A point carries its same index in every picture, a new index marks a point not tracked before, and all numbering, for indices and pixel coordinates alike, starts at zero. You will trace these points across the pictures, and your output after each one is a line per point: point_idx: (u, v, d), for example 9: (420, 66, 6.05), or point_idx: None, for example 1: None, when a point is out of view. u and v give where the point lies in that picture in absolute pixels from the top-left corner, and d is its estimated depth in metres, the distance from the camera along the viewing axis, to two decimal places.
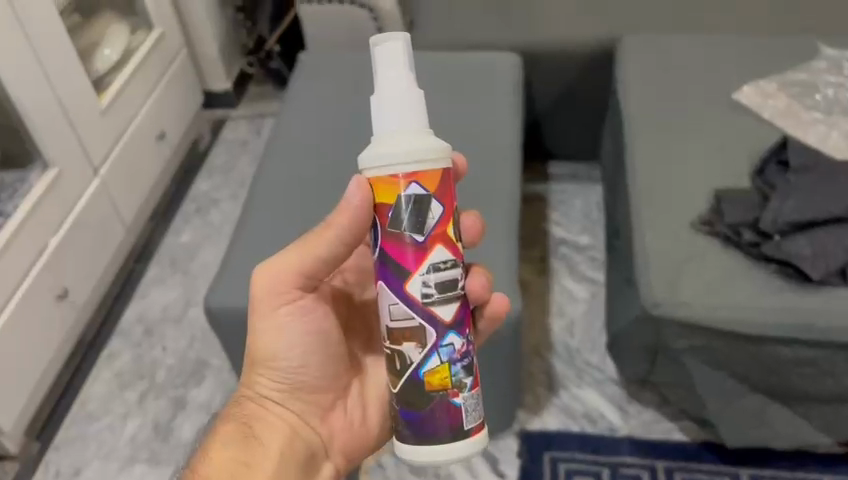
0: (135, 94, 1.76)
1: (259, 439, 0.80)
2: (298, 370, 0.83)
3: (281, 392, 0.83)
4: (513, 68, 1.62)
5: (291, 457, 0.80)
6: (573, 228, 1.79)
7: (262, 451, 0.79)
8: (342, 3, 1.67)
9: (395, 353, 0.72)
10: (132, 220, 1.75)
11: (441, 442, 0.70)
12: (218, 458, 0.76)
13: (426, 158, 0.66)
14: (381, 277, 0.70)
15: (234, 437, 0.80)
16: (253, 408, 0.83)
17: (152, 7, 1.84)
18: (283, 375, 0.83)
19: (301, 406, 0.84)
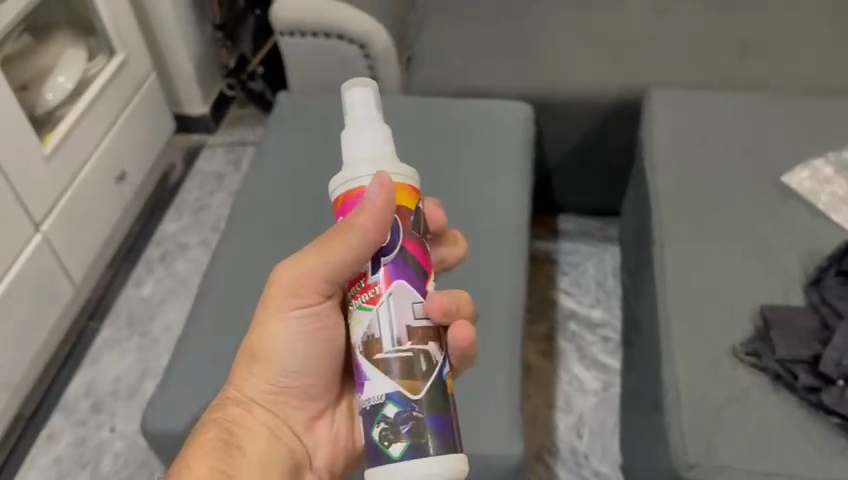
0: (89, 133, 1.54)
1: (242, 448, 0.71)
2: (294, 375, 0.74)
3: (271, 396, 0.74)
4: (521, 124, 1.40)
5: (276, 470, 0.72)
6: (583, 300, 1.58)
7: (246, 462, 0.70)
8: (330, 37, 1.45)
9: (416, 354, 0.60)
10: (84, 274, 1.55)
11: (458, 459, 0.58)
12: (201, 468, 0.67)
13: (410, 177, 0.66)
14: (399, 275, 0.61)
15: (218, 447, 0.70)
16: (239, 412, 0.73)
17: (113, 30, 1.61)
18: (276, 380, 0.73)
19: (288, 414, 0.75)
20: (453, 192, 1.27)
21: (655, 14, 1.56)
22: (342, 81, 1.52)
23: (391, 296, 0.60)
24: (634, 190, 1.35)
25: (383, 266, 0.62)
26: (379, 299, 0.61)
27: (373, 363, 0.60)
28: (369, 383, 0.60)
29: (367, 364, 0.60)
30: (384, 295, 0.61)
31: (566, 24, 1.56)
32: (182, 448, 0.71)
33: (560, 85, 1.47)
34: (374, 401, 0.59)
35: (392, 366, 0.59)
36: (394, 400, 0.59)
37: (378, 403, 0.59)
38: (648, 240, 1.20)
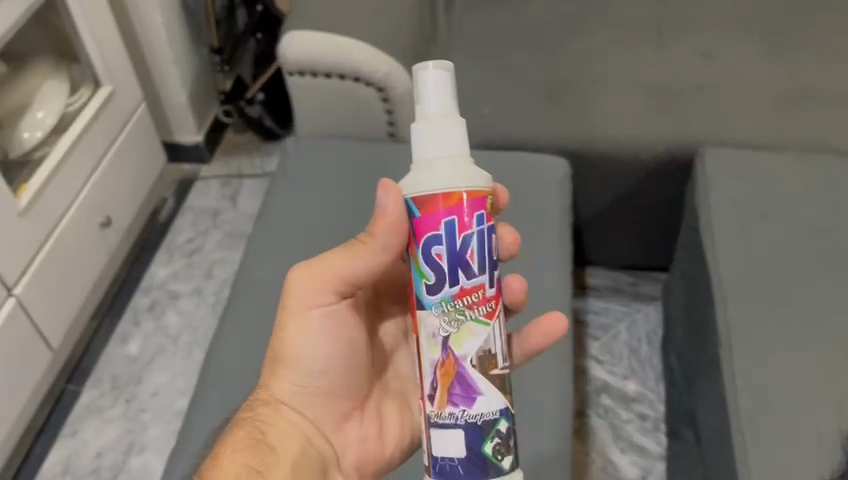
0: (71, 178, 1.37)
1: (273, 447, 0.70)
2: (319, 375, 0.72)
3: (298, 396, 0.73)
4: (561, 183, 1.24)
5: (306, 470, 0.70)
6: (616, 370, 1.44)
7: (274, 460, 0.69)
8: (345, 79, 1.30)
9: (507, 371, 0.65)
10: (65, 334, 1.38)
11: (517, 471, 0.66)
12: (230, 466, 0.67)
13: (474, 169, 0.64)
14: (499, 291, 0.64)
15: (244, 444, 0.69)
16: (266, 412, 0.72)
17: (98, 58, 1.42)
18: (302, 381, 0.73)
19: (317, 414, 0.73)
20: None
21: (703, 58, 1.42)
22: (356, 125, 1.37)
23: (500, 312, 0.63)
24: (685, 263, 1.20)
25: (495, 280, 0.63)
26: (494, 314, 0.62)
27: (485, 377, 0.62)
28: (480, 400, 0.62)
29: (483, 381, 0.62)
30: (496, 312, 0.63)
31: (605, 67, 1.42)
32: (212, 450, 0.70)
33: (601, 137, 1.32)
34: (487, 418, 0.62)
35: (502, 382, 0.63)
36: (504, 417, 0.63)
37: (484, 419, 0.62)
38: (708, 332, 1.05)
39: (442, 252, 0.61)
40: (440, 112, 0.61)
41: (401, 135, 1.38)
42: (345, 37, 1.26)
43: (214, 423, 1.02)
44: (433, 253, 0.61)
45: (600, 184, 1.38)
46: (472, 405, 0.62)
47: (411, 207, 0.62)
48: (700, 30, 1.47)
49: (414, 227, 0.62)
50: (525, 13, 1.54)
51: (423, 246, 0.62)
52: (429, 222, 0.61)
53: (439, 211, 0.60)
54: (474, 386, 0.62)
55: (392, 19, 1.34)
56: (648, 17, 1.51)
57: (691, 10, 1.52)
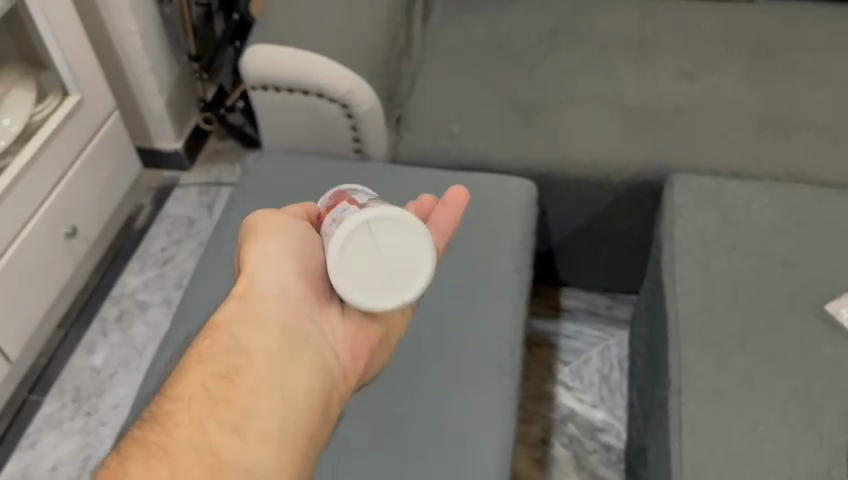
0: (33, 188, 1.35)
1: (248, 346, 0.66)
2: (283, 275, 0.72)
3: (269, 296, 0.70)
4: (525, 208, 1.20)
5: (280, 362, 0.66)
6: (585, 397, 1.40)
7: (244, 360, 0.65)
8: (308, 94, 1.26)
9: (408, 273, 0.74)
10: (22, 344, 1.37)
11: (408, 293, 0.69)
12: (199, 379, 0.63)
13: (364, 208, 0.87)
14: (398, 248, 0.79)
15: (215, 350, 0.66)
16: (235, 314, 0.69)
17: (65, 66, 1.40)
18: (269, 279, 0.71)
19: (291, 308, 0.70)
20: (437, 295, 1.08)
21: (683, 79, 1.37)
22: (321, 141, 1.34)
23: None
24: (649, 295, 1.16)
25: None
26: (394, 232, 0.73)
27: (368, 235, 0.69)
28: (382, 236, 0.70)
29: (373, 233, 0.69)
30: None
31: (582, 85, 1.38)
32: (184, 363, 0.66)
33: (572, 160, 1.28)
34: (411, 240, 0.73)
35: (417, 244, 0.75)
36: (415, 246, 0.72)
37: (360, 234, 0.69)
38: (662, 371, 1.01)
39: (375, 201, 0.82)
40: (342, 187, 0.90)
41: (369, 152, 1.34)
42: (307, 51, 1.23)
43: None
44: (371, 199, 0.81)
45: (571, 207, 1.34)
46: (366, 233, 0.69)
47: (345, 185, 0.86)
48: (683, 49, 1.43)
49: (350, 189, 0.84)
50: (505, 26, 1.51)
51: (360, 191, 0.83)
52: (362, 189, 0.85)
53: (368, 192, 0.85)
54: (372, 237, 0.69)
55: (361, 32, 1.30)
56: (630, 34, 1.47)
57: (675, 28, 1.48)
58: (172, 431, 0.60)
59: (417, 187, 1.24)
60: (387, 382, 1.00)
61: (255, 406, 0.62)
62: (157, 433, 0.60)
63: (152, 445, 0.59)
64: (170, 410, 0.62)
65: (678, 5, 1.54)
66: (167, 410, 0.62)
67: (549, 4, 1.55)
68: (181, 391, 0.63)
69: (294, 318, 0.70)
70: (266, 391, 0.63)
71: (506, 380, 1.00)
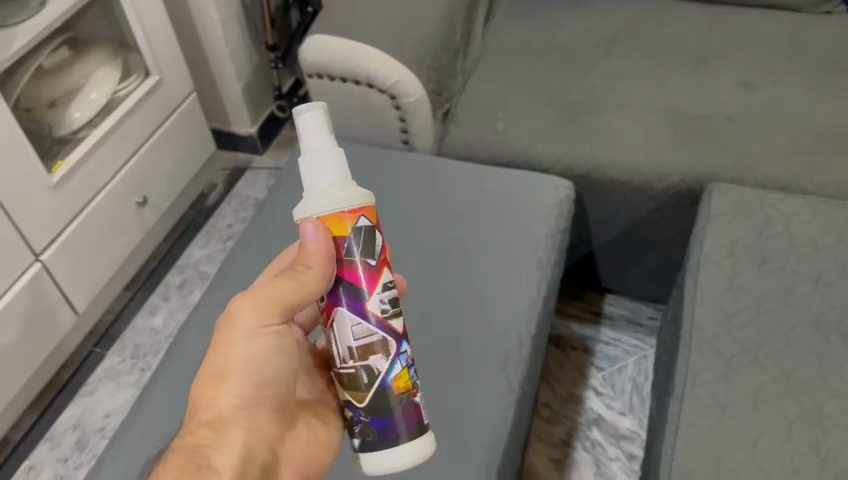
0: (110, 157, 1.47)
1: (211, 464, 0.61)
2: (253, 403, 0.66)
3: (237, 424, 0.64)
4: (557, 207, 1.21)
5: None
6: (614, 404, 1.39)
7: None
8: (359, 84, 1.32)
9: (358, 371, 0.64)
10: (87, 300, 1.49)
11: (405, 441, 0.64)
12: None
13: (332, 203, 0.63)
14: (336, 302, 0.64)
15: (181, 470, 0.60)
16: (206, 436, 0.63)
17: (146, 49, 1.52)
18: (235, 392, 0.66)
19: (258, 435, 0.65)
20: (457, 285, 1.11)
21: (741, 89, 1.34)
22: (370, 131, 1.39)
23: (338, 329, 0.64)
24: (676, 304, 1.14)
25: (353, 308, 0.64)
26: (330, 325, 0.65)
27: (377, 392, 0.64)
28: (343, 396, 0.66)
29: (345, 398, 0.65)
30: (384, 314, 0.64)
31: (634, 91, 1.37)
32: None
33: (613, 162, 1.27)
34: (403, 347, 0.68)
35: (352, 376, 0.64)
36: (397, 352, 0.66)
37: (371, 453, 0.64)
38: (671, 381, 1.00)
39: (342, 309, 0.64)
40: (319, 151, 0.64)
41: (416, 143, 1.38)
42: (360, 43, 1.28)
43: (157, 407, 1.05)
44: (340, 314, 0.64)
45: (612, 212, 1.33)
46: (359, 417, 0.65)
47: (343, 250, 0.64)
48: (746, 59, 1.39)
49: (366, 274, 0.64)
50: (565, 29, 1.52)
51: (349, 286, 0.64)
52: (366, 275, 0.64)
53: (363, 268, 0.64)
54: (405, 416, 0.64)
55: (416, 27, 1.35)
56: (692, 43, 1.45)
57: (742, 37, 1.44)
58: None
59: (454, 178, 1.26)
60: None
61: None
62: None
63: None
64: None
65: (749, 14, 1.50)
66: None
67: (612, 9, 1.55)
68: None
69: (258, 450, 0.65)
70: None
71: (511, 373, 1.01)
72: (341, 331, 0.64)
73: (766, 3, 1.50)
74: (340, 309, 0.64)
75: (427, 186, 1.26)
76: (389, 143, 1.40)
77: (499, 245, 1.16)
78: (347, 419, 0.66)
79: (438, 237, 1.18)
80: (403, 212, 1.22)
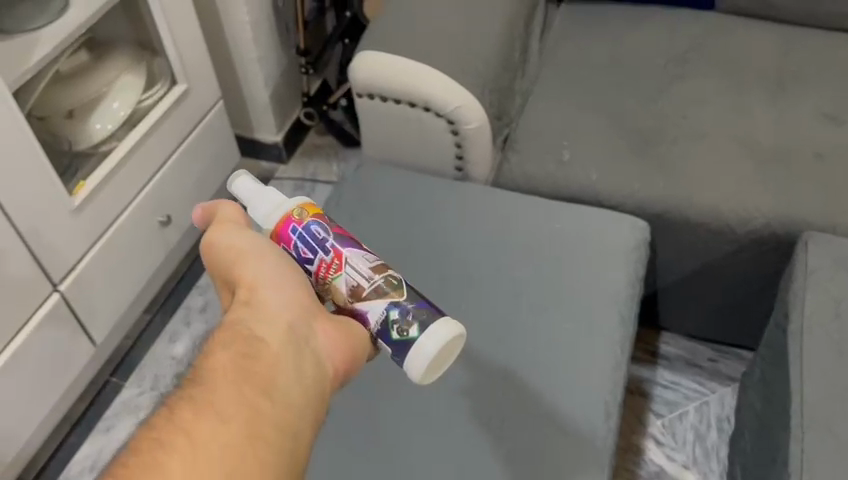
0: (133, 175, 1.35)
1: (250, 353, 0.59)
2: (282, 282, 0.64)
3: (271, 299, 0.63)
4: (635, 252, 1.10)
5: (281, 364, 0.58)
6: (676, 456, 1.30)
7: (254, 366, 0.57)
8: (414, 106, 1.20)
9: (385, 283, 0.64)
10: (106, 329, 1.37)
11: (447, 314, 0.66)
12: (211, 387, 0.55)
13: (287, 202, 0.68)
14: (335, 247, 0.65)
15: (223, 357, 0.58)
16: (242, 313, 0.62)
17: (174, 56, 1.39)
18: (253, 279, 0.64)
19: (296, 306, 0.63)
20: (531, 342, 1.00)
21: (827, 122, 1.24)
22: (422, 155, 1.28)
23: (352, 262, 0.64)
24: (768, 365, 1.04)
25: (352, 247, 0.65)
26: (344, 265, 0.64)
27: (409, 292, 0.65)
28: (373, 316, 0.64)
29: (383, 301, 0.64)
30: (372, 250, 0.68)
31: (709, 120, 1.26)
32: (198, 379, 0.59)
33: (691, 202, 1.17)
34: None
35: (382, 295, 0.64)
36: None
37: (434, 324, 0.64)
38: (781, 450, 0.89)
39: (351, 250, 0.65)
40: (261, 189, 0.71)
41: (470, 172, 1.27)
42: (419, 63, 1.17)
43: None
44: (347, 255, 0.65)
45: (684, 253, 1.23)
46: (405, 315, 0.64)
47: (318, 221, 0.67)
48: (829, 88, 1.29)
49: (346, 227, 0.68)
50: (630, 46, 1.40)
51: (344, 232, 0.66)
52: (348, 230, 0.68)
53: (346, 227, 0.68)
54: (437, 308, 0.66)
55: (476, 43, 1.23)
56: (770, 67, 1.34)
57: (824, 63, 1.33)
58: (169, 464, 0.50)
59: (519, 213, 1.15)
60: (470, 431, 0.93)
61: (279, 429, 0.55)
62: (167, 446, 0.51)
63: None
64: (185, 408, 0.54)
65: (828, 37, 1.39)
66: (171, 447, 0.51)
67: (679, 24, 1.44)
68: (210, 398, 0.54)
69: (298, 322, 0.62)
70: (288, 409, 0.56)
71: (599, 449, 0.91)
72: (356, 261, 0.65)
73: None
74: (349, 250, 0.65)
75: (490, 223, 1.14)
76: (440, 170, 1.29)
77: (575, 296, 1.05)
78: (386, 330, 0.64)
79: (506, 282, 1.07)
80: (466, 252, 1.11)
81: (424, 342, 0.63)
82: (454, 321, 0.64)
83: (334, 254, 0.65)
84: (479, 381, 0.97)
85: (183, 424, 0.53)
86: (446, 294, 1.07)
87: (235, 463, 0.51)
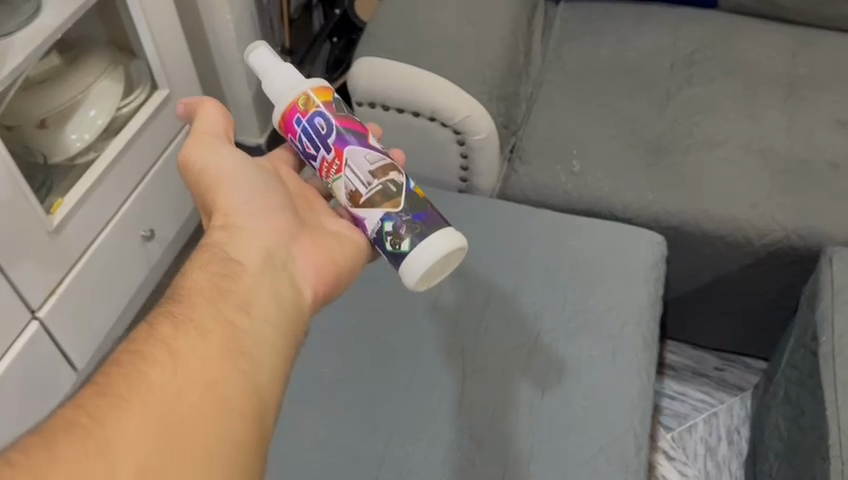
0: (115, 188, 1.26)
1: (231, 271, 0.63)
2: (258, 210, 0.70)
3: (248, 224, 0.68)
4: (654, 269, 1.06)
5: (260, 280, 0.63)
6: (688, 470, 1.27)
7: (235, 281, 0.62)
8: (419, 116, 1.14)
9: (379, 190, 0.68)
10: (87, 354, 1.29)
11: (447, 229, 0.68)
12: (194, 299, 0.59)
13: (299, 87, 0.72)
14: (336, 145, 0.69)
15: (204, 272, 0.62)
16: (220, 235, 0.67)
17: (155, 60, 1.30)
18: (231, 203, 0.69)
19: (267, 235, 0.68)
20: (554, 369, 0.95)
21: (841, 129, 1.21)
22: (425, 166, 1.21)
23: (352, 163, 0.68)
24: (794, 385, 1.01)
25: (355, 145, 0.69)
26: (343, 168, 0.69)
27: (407, 196, 0.69)
28: (369, 223, 0.69)
29: (379, 211, 0.68)
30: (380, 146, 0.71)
31: (721, 128, 1.22)
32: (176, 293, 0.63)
33: (707, 214, 1.13)
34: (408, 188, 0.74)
35: (376, 197, 0.68)
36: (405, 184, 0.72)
37: (426, 241, 0.67)
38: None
39: (352, 147, 0.69)
40: (279, 67, 0.74)
41: (476, 183, 1.21)
42: (425, 70, 1.10)
43: None
44: (346, 154, 0.69)
45: (698, 265, 1.19)
46: (398, 223, 0.67)
47: (322, 113, 0.70)
48: (841, 93, 1.26)
49: (354, 121, 0.71)
50: (635, 48, 1.35)
51: (348, 129, 0.70)
52: (358, 123, 0.71)
53: (356, 121, 0.71)
54: (435, 215, 0.69)
55: (482, 48, 1.17)
56: (779, 70, 1.30)
57: (834, 66, 1.30)
58: (151, 373, 0.51)
59: (532, 228, 1.10)
60: (496, 470, 0.88)
61: (257, 341, 0.58)
62: (149, 353, 0.53)
63: (84, 446, 0.45)
64: (169, 317, 0.57)
65: (836, 38, 1.36)
66: (160, 347, 0.54)
67: (684, 25, 1.39)
68: (192, 308, 0.58)
69: (272, 248, 0.67)
70: (265, 322, 0.60)
71: None
72: (355, 162, 0.68)
73: None
74: (350, 148, 0.69)
75: (502, 239, 1.09)
76: (444, 181, 1.23)
77: (596, 318, 1.00)
78: (377, 233, 0.69)
79: (524, 305, 1.02)
80: (478, 271, 1.06)
81: (422, 250, 0.66)
82: (455, 234, 0.68)
83: (335, 153, 0.69)
84: (502, 414, 0.92)
85: (164, 336, 0.55)
86: (461, 318, 1.01)
87: (215, 373, 0.53)
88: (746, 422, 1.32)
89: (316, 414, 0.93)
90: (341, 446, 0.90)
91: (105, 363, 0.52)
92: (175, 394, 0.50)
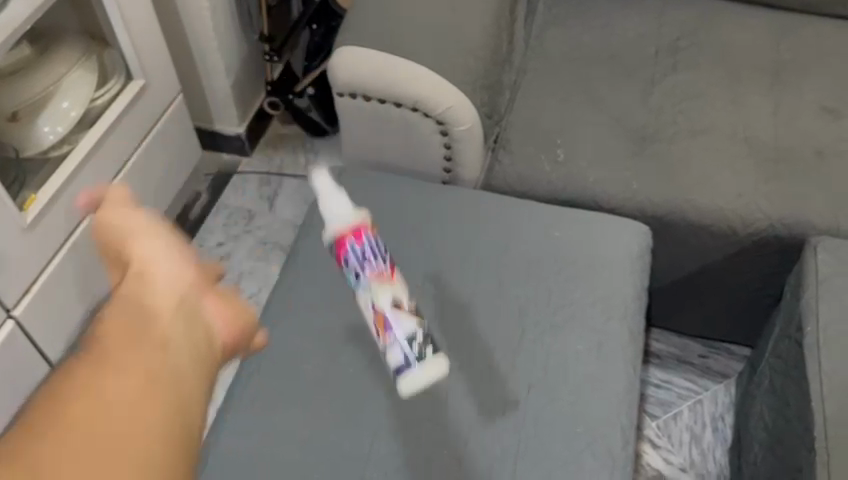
0: (90, 183, 1.23)
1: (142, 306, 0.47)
2: (169, 254, 0.53)
3: (155, 271, 0.51)
4: (639, 260, 1.05)
5: (185, 316, 0.48)
6: (673, 459, 1.28)
7: (151, 314, 0.47)
8: (401, 107, 1.11)
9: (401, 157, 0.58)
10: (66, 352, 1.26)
11: (434, 369, 0.78)
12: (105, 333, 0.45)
13: (357, 216, 0.81)
14: (382, 272, 0.77)
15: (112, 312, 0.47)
16: (124, 286, 0.50)
17: (129, 50, 1.27)
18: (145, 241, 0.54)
19: (176, 284, 0.50)
20: (541, 364, 0.95)
21: (825, 116, 1.20)
22: (408, 157, 1.19)
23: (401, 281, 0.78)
24: (779, 376, 1.01)
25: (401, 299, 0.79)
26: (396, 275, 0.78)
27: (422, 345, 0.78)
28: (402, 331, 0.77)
29: None
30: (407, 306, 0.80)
31: (706, 116, 1.21)
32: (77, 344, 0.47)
33: (692, 204, 1.12)
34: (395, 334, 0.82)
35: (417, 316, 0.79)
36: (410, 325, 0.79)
37: (424, 365, 0.77)
38: (805, 472, 0.86)
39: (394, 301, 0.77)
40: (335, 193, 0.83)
41: (460, 174, 1.19)
42: (407, 60, 1.08)
43: None
44: (391, 300, 0.77)
45: (683, 255, 1.19)
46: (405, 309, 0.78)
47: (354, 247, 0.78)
48: (826, 79, 1.25)
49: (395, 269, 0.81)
50: (619, 34, 1.34)
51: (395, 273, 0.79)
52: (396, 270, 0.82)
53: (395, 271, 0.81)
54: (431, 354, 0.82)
55: (464, 36, 1.14)
56: (764, 56, 1.29)
57: (818, 52, 1.30)
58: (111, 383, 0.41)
59: (517, 220, 1.09)
60: (483, 466, 0.87)
61: (179, 377, 0.44)
62: (78, 378, 0.41)
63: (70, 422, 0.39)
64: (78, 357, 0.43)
65: (820, 23, 1.35)
66: (91, 353, 0.43)
67: (669, 10, 1.38)
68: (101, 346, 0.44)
69: (190, 284, 0.51)
70: (184, 356, 0.45)
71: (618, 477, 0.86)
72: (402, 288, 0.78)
73: (839, 11, 1.35)
74: (390, 279, 0.78)
75: (487, 232, 1.08)
76: (428, 172, 1.21)
77: (583, 311, 0.99)
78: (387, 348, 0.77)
79: (509, 299, 1.01)
80: (464, 265, 1.04)
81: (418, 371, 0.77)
82: (443, 365, 0.80)
83: (391, 265, 0.79)
84: (488, 410, 0.91)
85: (101, 355, 0.43)
86: (446, 313, 1.00)
87: (153, 384, 0.42)
88: (731, 410, 1.32)
89: (301, 412, 0.92)
90: (325, 445, 0.89)
91: (55, 370, 0.44)
92: (118, 398, 0.40)
